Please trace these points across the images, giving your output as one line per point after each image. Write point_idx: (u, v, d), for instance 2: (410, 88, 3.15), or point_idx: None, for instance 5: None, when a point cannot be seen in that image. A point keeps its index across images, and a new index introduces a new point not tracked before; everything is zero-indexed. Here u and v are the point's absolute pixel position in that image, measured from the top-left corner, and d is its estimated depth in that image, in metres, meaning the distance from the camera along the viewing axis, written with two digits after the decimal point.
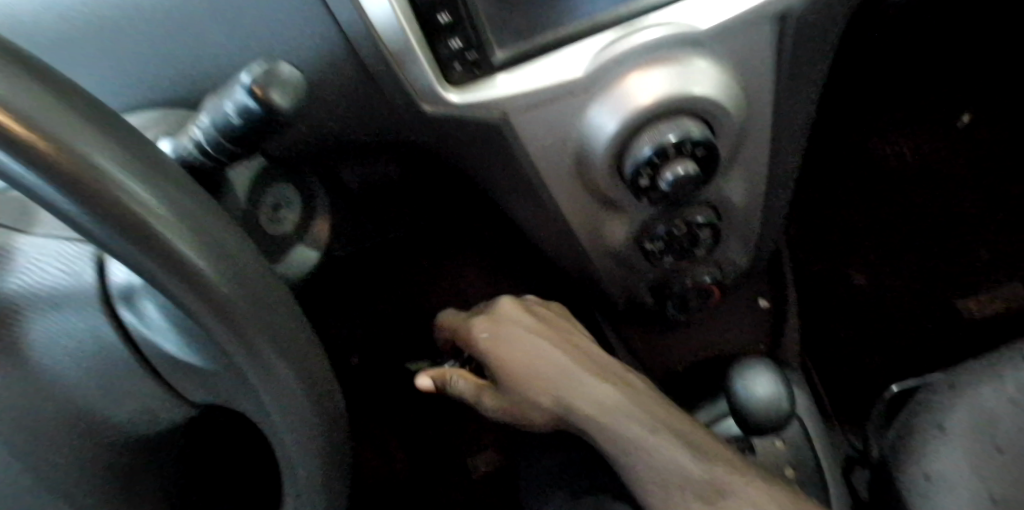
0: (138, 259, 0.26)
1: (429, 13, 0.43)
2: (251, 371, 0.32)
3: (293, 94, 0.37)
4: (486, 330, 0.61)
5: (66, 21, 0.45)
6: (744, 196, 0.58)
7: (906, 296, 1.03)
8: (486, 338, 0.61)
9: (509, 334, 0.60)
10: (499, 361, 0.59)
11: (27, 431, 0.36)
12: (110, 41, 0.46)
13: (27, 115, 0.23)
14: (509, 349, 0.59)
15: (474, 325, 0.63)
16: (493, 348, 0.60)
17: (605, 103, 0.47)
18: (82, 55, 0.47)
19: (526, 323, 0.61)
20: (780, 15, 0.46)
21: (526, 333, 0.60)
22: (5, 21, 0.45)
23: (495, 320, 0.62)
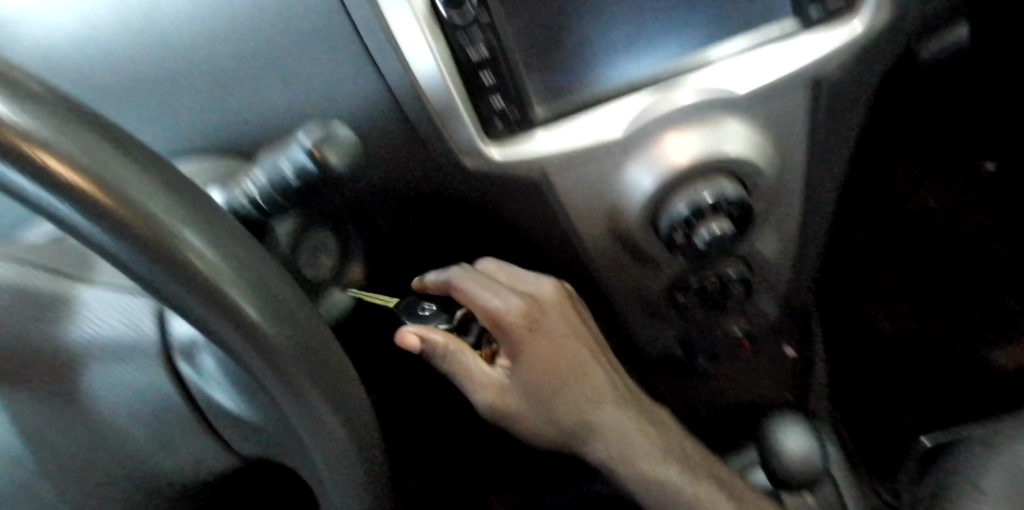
0: (205, 316, 0.27)
1: (474, 73, 0.44)
2: (302, 423, 0.33)
3: (346, 150, 0.39)
4: (530, 321, 0.52)
5: (122, 73, 0.47)
6: (776, 250, 0.59)
7: (932, 348, 1.03)
8: (527, 332, 0.52)
9: (551, 333, 0.54)
10: (533, 360, 0.53)
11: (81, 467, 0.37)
12: (162, 92, 0.48)
13: (111, 184, 0.25)
14: (549, 350, 0.53)
15: (509, 305, 0.52)
16: (534, 346, 0.53)
17: (642, 162, 0.48)
18: (135, 105, 0.49)
19: (569, 321, 0.56)
20: (814, 78, 0.47)
21: (567, 336, 0.56)
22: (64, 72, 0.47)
23: (538, 312, 0.53)
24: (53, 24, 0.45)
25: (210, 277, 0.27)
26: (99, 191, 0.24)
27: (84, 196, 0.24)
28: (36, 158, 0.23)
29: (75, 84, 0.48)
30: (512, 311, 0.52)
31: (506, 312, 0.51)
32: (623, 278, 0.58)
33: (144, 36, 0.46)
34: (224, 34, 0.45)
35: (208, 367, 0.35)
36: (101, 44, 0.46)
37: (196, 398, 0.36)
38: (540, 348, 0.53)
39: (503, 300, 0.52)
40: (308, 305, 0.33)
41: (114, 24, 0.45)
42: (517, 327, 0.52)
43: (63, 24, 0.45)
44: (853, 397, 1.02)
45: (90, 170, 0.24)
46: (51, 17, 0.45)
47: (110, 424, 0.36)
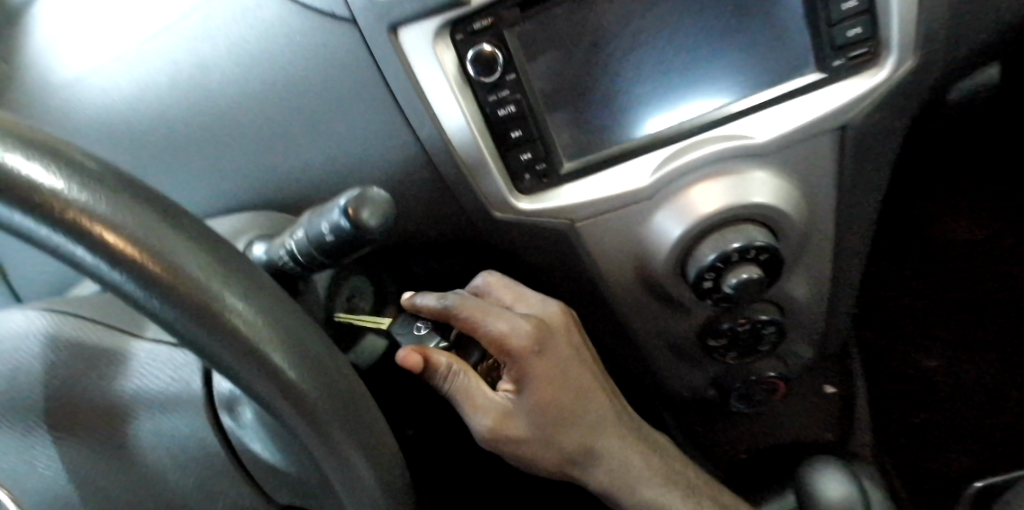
0: (243, 371, 0.29)
1: (503, 130, 0.46)
2: (336, 472, 0.34)
3: (382, 211, 0.40)
4: (538, 343, 0.48)
5: (174, 131, 0.52)
6: (807, 293, 0.59)
7: (981, 383, 1.00)
8: (533, 356, 0.48)
9: (558, 356, 0.50)
10: (539, 384, 0.49)
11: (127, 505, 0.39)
12: (212, 148, 0.52)
13: (166, 255, 0.27)
14: (555, 374, 0.50)
15: (515, 326, 0.47)
16: (541, 370, 0.49)
17: (670, 211, 0.49)
18: (186, 161, 0.53)
19: (574, 344, 0.54)
20: (840, 126, 0.48)
21: (572, 358, 0.52)
22: (125, 130, 0.52)
23: (544, 334, 0.49)
24: (111, 83, 0.51)
25: (254, 340, 0.29)
26: (154, 261, 0.27)
27: (141, 266, 0.26)
28: (100, 234, 0.26)
29: (133, 141, 0.53)
30: (519, 336, 0.47)
31: (513, 335, 0.47)
32: (652, 322, 0.59)
33: (192, 97, 0.50)
34: (264, 93, 0.49)
35: (247, 420, 0.36)
36: (153, 103, 0.51)
37: (238, 451, 0.37)
38: (546, 371, 0.49)
39: (508, 322, 0.47)
40: (343, 362, 0.35)
41: (165, 85, 0.50)
42: (523, 353, 0.47)
43: (121, 84, 0.51)
44: (900, 438, 0.98)
45: (147, 243, 0.26)
46: (110, 77, 0.51)
47: (155, 477, 0.38)
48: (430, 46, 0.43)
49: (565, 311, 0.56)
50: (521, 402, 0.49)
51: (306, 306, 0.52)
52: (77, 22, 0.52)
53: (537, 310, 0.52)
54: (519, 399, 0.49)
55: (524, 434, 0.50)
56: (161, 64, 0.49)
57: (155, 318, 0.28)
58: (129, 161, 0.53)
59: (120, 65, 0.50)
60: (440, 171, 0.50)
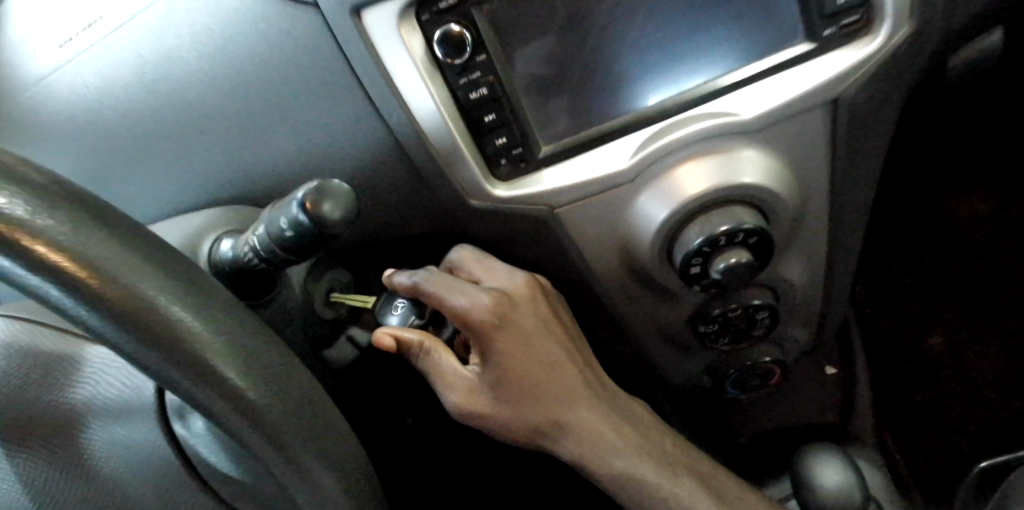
0: (182, 381, 0.27)
1: (475, 114, 0.44)
2: (295, 485, 0.32)
3: (344, 204, 0.38)
4: (498, 318, 0.46)
5: (141, 125, 0.50)
6: (802, 277, 0.56)
7: (987, 360, 0.98)
8: (494, 331, 0.46)
9: (525, 332, 0.48)
10: (504, 359, 0.47)
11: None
12: (180, 142, 0.50)
13: (98, 266, 0.25)
14: (521, 351, 0.48)
15: (477, 301, 0.46)
16: (505, 346, 0.47)
17: (654, 192, 0.47)
18: (156, 155, 0.51)
19: (544, 320, 0.50)
20: (832, 99, 0.45)
21: (543, 334, 0.50)
22: (94, 125, 0.51)
23: (506, 309, 0.47)
24: (78, 76, 0.49)
25: (200, 352, 0.27)
26: (84, 272, 0.25)
27: (71, 278, 0.25)
28: (25, 245, 0.24)
29: (103, 135, 0.51)
30: (480, 312, 0.45)
31: (473, 311, 0.45)
32: (641, 309, 0.56)
33: (157, 89, 0.48)
34: (229, 84, 0.46)
35: (200, 429, 0.35)
36: (120, 96, 0.49)
37: (196, 464, 0.35)
38: (512, 348, 0.48)
39: (470, 296, 0.46)
40: (301, 368, 0.33)
41: (130, 77, 0.48)
42: (485, 329, 0.46)
43: (88, 77, 0.49)
44: (904, 420, 0.96)
45: (75, 253, 0.25)
46: (77, 70, 0.49)
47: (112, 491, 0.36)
48: (395, 29, 0.40)
49: (537, 282, 0.52)
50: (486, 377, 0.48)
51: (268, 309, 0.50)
52: (48, 15, 0.51)
53: (501, 284, 0.50)
54: (485, 375, 0.48)
55: (491, 410, 0.49)
56: (125, 55, 0.47)
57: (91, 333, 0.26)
58: (102, 156, 0.53)
59: (86, 58, 0.48)
60: (412, 160, 0.48)
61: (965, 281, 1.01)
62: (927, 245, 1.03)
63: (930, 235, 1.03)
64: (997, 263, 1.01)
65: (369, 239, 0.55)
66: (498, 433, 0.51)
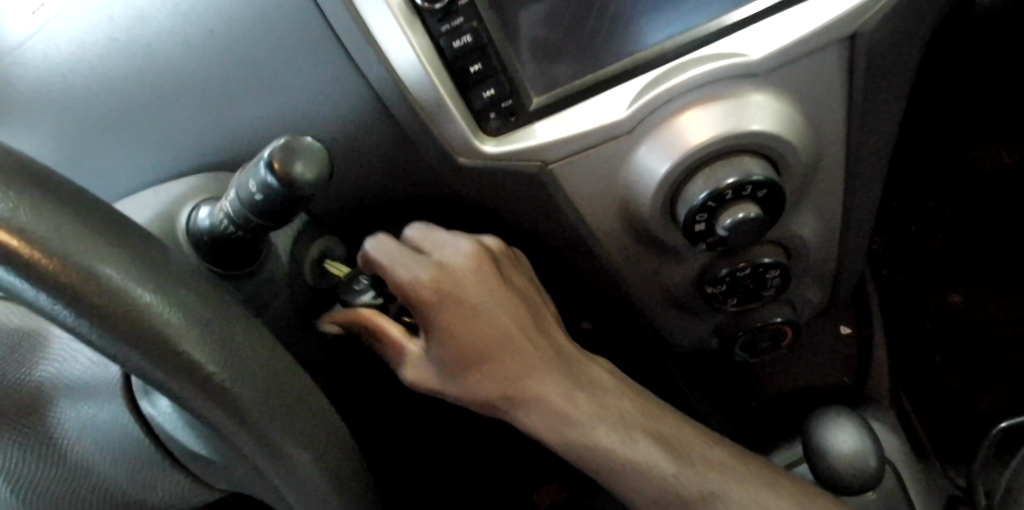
0: (136, 361, 0.25)
1: (460, 64, 0.40)
2: (268, 464, 0.30)
3: (316, 166, 0.34)
4: (438, 292, 0.45)
5: (114, 94, 0.46)
6: (815, 233, 0.53)
7: (1007, 317, 0.95)
8: (435, 307, 0.45)
9: (467, 307, 0.46)
10: (447, 334, 0.46)
11: (49, 499, 0.37)
12: (157, 112, 0.47)
13: (33, 235, 0.23)
14: (466, 324, 0.46)
15: (415, 274, 0.45)
16: (444, 321, 0.45)
17: (654, 144, 0.44)
18: (133, 127, 0.48)
19: (495, 292, 0.48)
20: (850, 36, 0.41)
21: (494, 308, 0.47)
22: (65, 94, 0.47)
23: (448, 283, 0.46)
24: (50, 44, 0.46)
25: (161, 329, 0.25)
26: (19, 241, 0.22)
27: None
28: None
29: (74, 108, 0.48)
30: (420, 287, 0.45)
31: (411, 284, 0.45)
32: (646, 272, 0.54)
33: (132, 55, 0.45)
34: (208, 46, 0.43)
35: (166, 410, 0.31)
36: (92, 64, 0.46)
37: (166, 444, 0.33)
38: (454, 322, 0.46)
39: (410, 270, 0.45)
40: (272, 341, 0.31)
41: (102, 43, 0.45)
42: (422, 307, 0.45)
43: (59, 45, 0.46)
44: (919, 379, 0.94)
45: (6, 221, 0.22)
46: (49, 39, 0.46)
47: (85, 466, 0.36)
48: None
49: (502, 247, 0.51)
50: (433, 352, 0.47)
51: (251, 280, 0.48)
52: None
53: (444, 255, 0.47)
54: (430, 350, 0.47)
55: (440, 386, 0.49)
56: (97, 20, 0.44)
57: (32, 309, 0.23)
58: (74, 129, 0.49)
59: (58, 25, 0.45)
60: (396, 117, 0.44)
61: (983, 236, 0.98)
62: (948, 198, 0.99)
63: (951, 187, 0.99)
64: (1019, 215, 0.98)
65: (358, 205, 0.52)
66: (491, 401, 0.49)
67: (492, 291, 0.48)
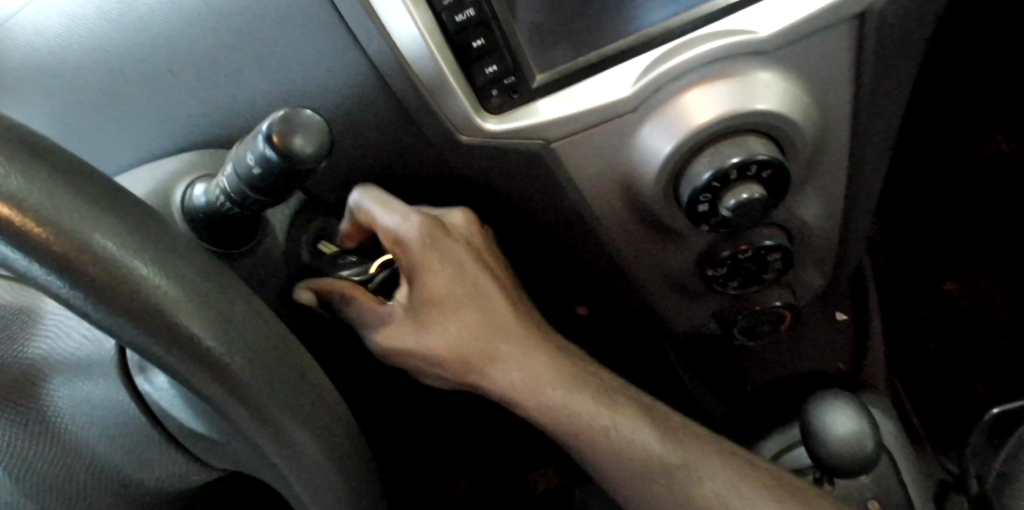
0: (134, 336, 0.24)
1: (463, 39, 0.39)
2: (269, 443, 0.30)
3: (316, 138, 0.33)
4: (428, 238, 0.48)
5: (107, 68, 0.45)
6: (818, 216, 0.53)
7: (1003, 305, 0.95)
8: (421, 249, 0.47)
9: (450, 256, 0.49)
10: (428, 279, 0.48)
11: (40, 482, 0.36)
12: (150, 87, 0.46)
13: (26, 204, 0.22)
14: (444, 272, 0.48)
15: (409, 221, 0.47)
16: (427, 263, 0.48)
17: (658, 123, 0.43)
18: (126, 103, 0.47)
19: (475, 250, 0.51)
20: (860, 14, 0.40)
21: (472, 264, 0.50)
22: (56, 68, 0.46)
23: (439, 234, 0.48)
24: (41, 18, 0.45)
25: (158, 302, 0.24)
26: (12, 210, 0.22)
27: None
28: None
29: (64, 84, 0.47)
30: (408, 229, 0.47)
31: (405, 228, 0.47)
32: (648, 254, 0.53)
33: (125, 28, 0.43)
34: (202, 19, 0.42)
35: (163, 387, 0.31)
36: (84, 37, 0.44)
37: (163, 421, 0.32)
38: (435, 268, 0.48)
39: (402, 218, 0.47)
40: (271, 318, 0.30)
41: (94, 16, 0.44)
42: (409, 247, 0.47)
43: (51, 19, 0.45)
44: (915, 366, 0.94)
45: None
46: (42, 13, 0.45)
47: (80, 443, 0.35)
48: None
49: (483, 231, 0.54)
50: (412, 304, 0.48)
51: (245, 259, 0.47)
52: None
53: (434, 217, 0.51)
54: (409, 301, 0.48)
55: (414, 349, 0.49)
56: None
57: (25, 281, 0.23)
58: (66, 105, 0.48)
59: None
60: (397, 93, 0.43)
61: (981, 224, 0.98)
62: (947, 185, 0.99)
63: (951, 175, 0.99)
64: None
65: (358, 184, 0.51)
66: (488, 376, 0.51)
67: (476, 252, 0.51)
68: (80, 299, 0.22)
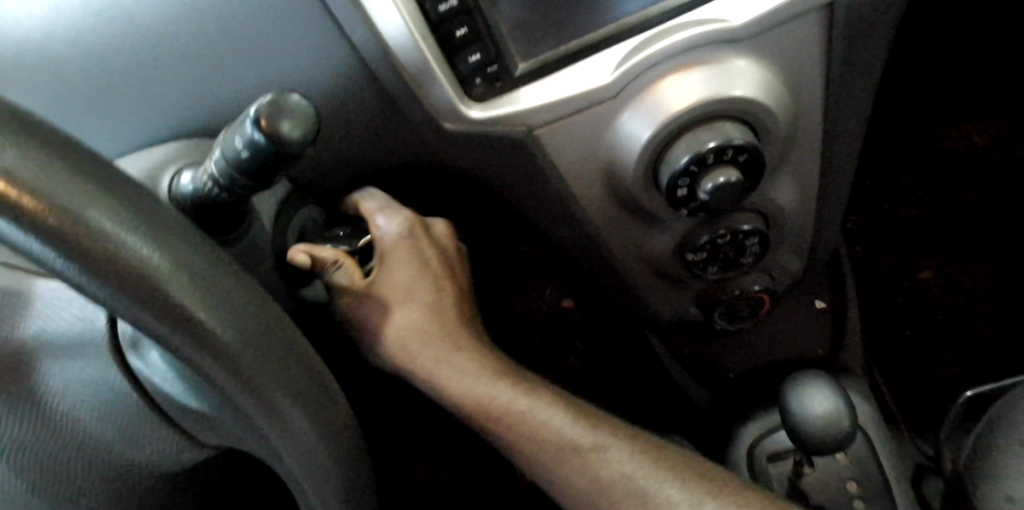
0: (131, 311, 0.25)
1: (446, 28, 0.40)
2: (262, 420, 0.30)
3: (303, 123, 0.34)
4: (407, 233, 0.56)
5: (92, 59, 0.46)
6: (793, 201, 0.55)
7: (975, 292, 0.98)
8: (396, 240, 0.55)
9: (421, 253, 0.56)
10: (394, 267, 0.55)
11: (38, 460, 0.37)
12: (137, 78, 0.46)
13: (27, 183, 0.23)
14: (409, 264, 0.56)
15: (396, 218, 0.55)
16: (398, 252, 0.55)
17: (638, 110, 0.44)
18: (112, 93, 0.47)
19: (445, 257, 0.59)
20: (829, 3, 0.42)
21: (439, 263, 0.58)
22: (40, 62, 0.46)
23: (417, 231, 0.57)
24: (23, 12, 0.45)
25: (151, 277, 0.25)
26: (14, 190, 0.22)
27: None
28: None
29: (49, 76, 0.47)
30: (392, 223, 0.55)
31: (392, 222, 0.55)
32: (628, 239, 0.55)
33: (111, 20, 0.44)
34: (188, 9, 0.43)
35: (157, 363, 0.31)
36: (69, 30, 0.44)
37: (156, 398, 0.33)
38: (402, 259, 0.55)
39: (392, 216, 0.55)
40: (262, 296, 0.31)
41: (79, 9, 0.44)
42: (387, 238, 0.55)
43: (35, 12, 0.44)
44: (893, 353, 0.97)
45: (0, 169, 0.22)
46: (20, 6, 0.45)
47: (72, 423, 0.35)
48: None
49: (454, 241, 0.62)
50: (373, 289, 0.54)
51: (232, 247, 0.47)
52: None
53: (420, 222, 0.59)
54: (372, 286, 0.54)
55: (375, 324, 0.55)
56: None
57: (25, 259, 0.23)
58: (51, 99, 0.48)
59: None
60: (382, 81, 0.44)
61: (953, 214, 1.01)
62: (920, 176, 1.01)
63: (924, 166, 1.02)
64: (986, 193, 1.01)
65: (349, 171, 0.53)
66: (464, 368, 0.56)
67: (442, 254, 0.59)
68: (77, 273, 0.23)
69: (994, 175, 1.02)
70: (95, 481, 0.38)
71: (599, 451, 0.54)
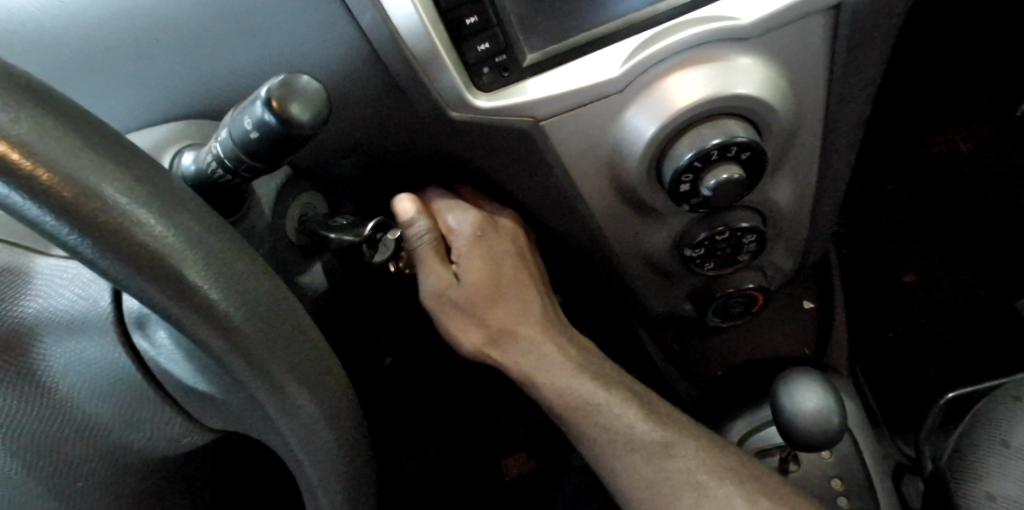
0: (142, 288, 0.25)
1: (455, 16, 0.40)
2: (268, 401, 0.30)
3: (313, 104, 0.33)
4: (478, 233, 0.54)
5: (87, 35, 0.44)
6: (790, 200, 0.55)
7: (958, 296, 1.00)
8: (471, 244, 0.54)
9: (493, 254, 0.55)
10: (470, 268, 0.54)
11: (31, 443, 0.36)
12: (132, 55, 0.45)
13: (43, 155, 0.23)
14: (484, 265, 0.55)
15: (465, 218, 0.54)
16: (472, 256, 0.55)
17: (643, 105, 0.44)
18: (105, 71, 0.46)
19: (519, 248, 0.57)
20: (834, 5, 0.42)
21: (513, 262, 0.57)
22: (30, 39, 0.44)
23: (487, 230, 0.55)
24: None
25: (163, 254, 0.25)
26: (29, 162, 0.22)
27: (13, 166, 0.22)
28: None
29: (37, 53, 0.45)
30: (463, 224, 0.54)
31: (459, 223, 0.54)
32: (628, 232, 0.55)
33: None
34: None
35: (162, 343, 0.31)
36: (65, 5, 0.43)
37: (160, 377, 0.32)
38: (477, 260, 0.55)
39: (461, 214, 0.54)
40: (271, 278, 0.31)
41: None
42: (459, 238, 0.54)
43: None
44: (876, 355, 0.98)
45: (19, 141, 0.22)
46: None
47: (69, 404, 0.35)
48: None
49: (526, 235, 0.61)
50: (458, 288, 0.54)
51: (235, 227, 0.47)
52: None
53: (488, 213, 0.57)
54: (458, 284, 0.54)
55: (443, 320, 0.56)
56: None
57: (37, 233, 0.23)
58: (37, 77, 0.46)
59: None
60: (389, 68, 0.44)
61: (939, 220, 1.03)
62: (908, 181, 1.04)
63: (912, 172, 1.04)
64: (972, 200, 1.03)
65: (351, 157, 0.52)
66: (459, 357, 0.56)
67: (515, 251, 0.57)
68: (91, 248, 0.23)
69: (979, 184, 1.04)
70: (88, 464, 0.37)
71: (637, 441, 0.55)
